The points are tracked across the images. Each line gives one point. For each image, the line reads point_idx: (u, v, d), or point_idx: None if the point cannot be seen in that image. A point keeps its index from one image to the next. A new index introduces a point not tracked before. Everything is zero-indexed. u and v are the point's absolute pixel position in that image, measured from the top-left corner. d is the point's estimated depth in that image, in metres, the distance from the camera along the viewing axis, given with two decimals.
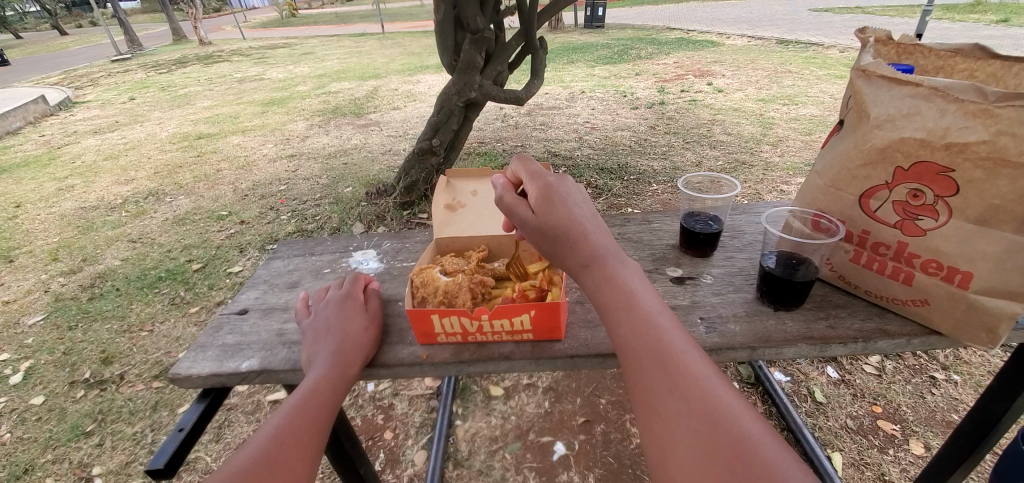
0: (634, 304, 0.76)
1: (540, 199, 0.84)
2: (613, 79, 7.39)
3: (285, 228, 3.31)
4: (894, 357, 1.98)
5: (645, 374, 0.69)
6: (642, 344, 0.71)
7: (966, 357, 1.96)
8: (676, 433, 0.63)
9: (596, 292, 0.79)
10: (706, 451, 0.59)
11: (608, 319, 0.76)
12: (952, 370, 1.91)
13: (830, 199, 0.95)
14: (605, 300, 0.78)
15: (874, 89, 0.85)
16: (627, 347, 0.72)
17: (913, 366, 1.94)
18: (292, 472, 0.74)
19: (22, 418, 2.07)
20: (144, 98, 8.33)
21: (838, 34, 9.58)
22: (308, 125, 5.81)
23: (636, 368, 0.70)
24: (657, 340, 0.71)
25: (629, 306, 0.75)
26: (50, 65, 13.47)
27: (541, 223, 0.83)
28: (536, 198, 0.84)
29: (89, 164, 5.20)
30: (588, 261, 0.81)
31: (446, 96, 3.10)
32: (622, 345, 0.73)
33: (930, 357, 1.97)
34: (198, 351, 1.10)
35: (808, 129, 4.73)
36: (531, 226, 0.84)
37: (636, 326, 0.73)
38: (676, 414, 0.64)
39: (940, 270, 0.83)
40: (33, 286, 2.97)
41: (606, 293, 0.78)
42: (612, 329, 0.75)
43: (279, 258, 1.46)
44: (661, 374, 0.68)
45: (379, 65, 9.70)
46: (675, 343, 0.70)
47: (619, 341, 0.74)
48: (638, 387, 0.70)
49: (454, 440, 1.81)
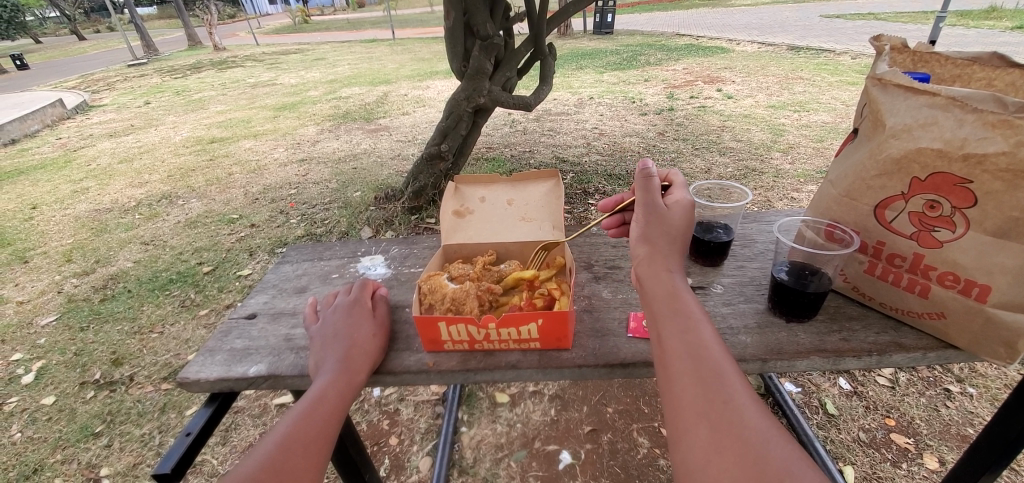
0: (689, 317, 0.77)
1: (680, 204, 0.90)
2: (622, 85, 7.38)
3: (295, 232, 3.33)
4: (908, 368, 1.94)
5: (680, 376, 0.71)
6: (684, 348, 0.73)
7: (982, 370, 1.92)
8: (713, 449, 0.63)
9: (651, 292, 0.82)
10: (737, 460, 0.60)
11: (661, 326, 0.77)
12: (967, 383, 1.86)
13: (844, 208, 0.93)
14: (659, 301, 0.80)
15: (890, 98, 0.83)
16: (668, 348, 0.74)
17: (927, 378, 1.90)
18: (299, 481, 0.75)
19: (34, 417, 2.10)
20: (159, 103, 8.49)
21: (850, 40, 9.50)
22: (319, 130, 5.88)
23: (673, 368, 0.72)
24: (706, 355, 0.72)
25: (680, 312, 0.78)
26: (68, 70, 13.78)
27: (665, 216, 0.87)
28: (683, 203, 0.89)
29: (104, 167, 5.30)
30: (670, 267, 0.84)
31: (454, 102, 3.11)
32: (664, 344, 0.75)
33: (946, 369, 1.93)
34: (206, 356, 1.11)
35: (819, 136, 4.68)
36: (655, 212, 0.87)
37: (687, 339, 0.74)
38: (703, 418, 0.66)
39: (956, 283, 0.81)
40: (47, 287, 3.03)
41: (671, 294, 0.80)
42: (657, 329, 0.78)
43: (288, 262, 1.47)
44: (698, 379, 0.69)
45: (389, 70, 9.79)
46: (717, 354, 0.72)
47: (660, 341, 0.76)
48: (676, 392, 0.70)
49: (460, 447, 1.80)
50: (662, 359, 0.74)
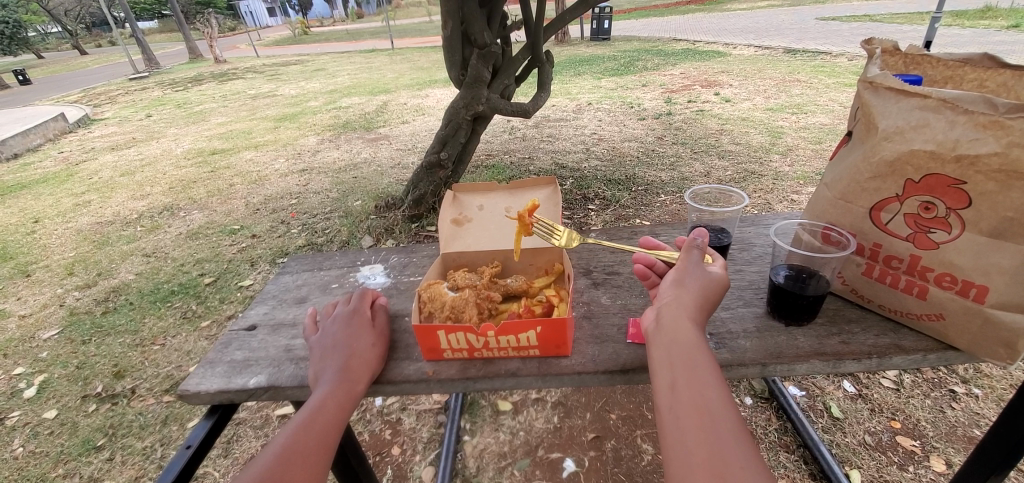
0: (703, 371, 0.77)
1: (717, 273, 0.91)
2: (620, 90, 7.43)
3: (296, 242, 3.35)
4: (913, 370, 1.93)
5: (689, 431, 0.71)
6: (693, 401, 0.74)
7: (987, 371, 1.91)
8: None
9: (667, 336, 0.82)
10: None
11: (674, 377, 0.77)
12: (973, 384, 1.85)
13: (840, 211, 0.93)
14: (673, 346, 0.80)
15: (881, 101, 0.84)
16: (677, 396, 0.75)
17: (932, 379, 1.88)
18: None
19: (36, 431, 2.10)
20: (160, 115, 8.55)
21: (846, 42, 9.57)
22: (319, 140, 5.92)
23: (682, 423, 0.72)
24: (715, 413, 0.72)
25: (693, 362, 0.78)
26: (69, 84, 13.88)
27: (705, 272, 0.90)
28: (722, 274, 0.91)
29: (105, 180, 5.33)
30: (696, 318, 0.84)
31: (453, 110, 3.12)
32: (673, 392, 0.76)
33: (951, 370, 1.92)
34: (206, 367, 1.11)
35: (817, 138, 4.69)
36: (693, 268, 0.90)
37: (696, 395, 0.74)
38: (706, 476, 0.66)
39: (954, 283, 0.81)
40: (49, 300, 3.03)
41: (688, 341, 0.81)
42: (668, 378, 0.78)
43: (288, 273, 1.47)
44: (700, 434, 0.70)
45: (388, 80, 9.87)
46: (723, 412, 0.72)
47: (670, 388, 0.76)
48: (680, 447, 0.70)
49: (462, 456, 1.79)
50: (668, 407, 0.75)
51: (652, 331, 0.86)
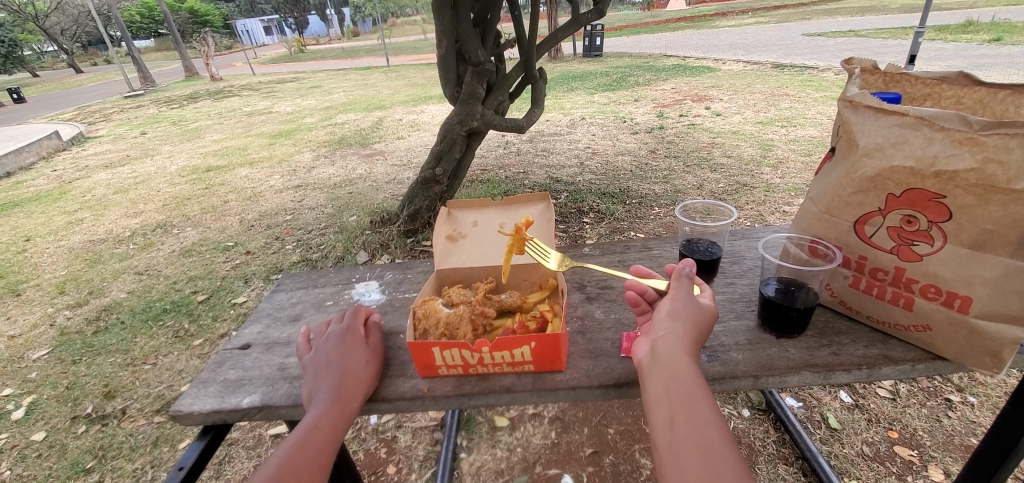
0: (701, 408, 0.78)
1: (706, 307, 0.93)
2: (612, 105, 7.55)
3: (290, 258, 3.34)
4: (908, 379, 1.94)
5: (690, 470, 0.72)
6: (693, 438, 0.75)
7: (982, 379, 1.92)
8: None
9: (665, 371, 0.83)
10: None
11: (673, 413, 0.78)
12: (968, 392, 1.86)
13: (826, 225, 0.95)
14: (671, 382, 0.81)
15: (861, 119, 0.87)
16: (676, 434, 0.76)
17: (927, 388, 1.90)
18: None
19: (23, 454, 2.05)
20: (155, 133, 8.58)
21: (832, 57, 9.81)
22: (314, 156, 5.94)
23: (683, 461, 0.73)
24: (713, 450, 0.73)
25: (691, 398, 0.79)
26: (64, 103, 13.91)
27: (696, 305, 0.91)
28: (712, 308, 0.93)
29: (99, 197, 5.31)
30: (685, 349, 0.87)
31: (448, 125, 3.15)
32: (672, 429, 0.77)
33: (945, 379, 1.93)
34: (199, 387, 1.10)
35: (807, 150, 4.78)
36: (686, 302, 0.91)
37: (696, 432, 0.75)
38: None
39: (938, 295, 0.83)
40: (39, 320, 3.00)
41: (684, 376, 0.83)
42: (668, 414, 0.78)
43: (283, 290, 1.47)
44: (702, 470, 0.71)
45: (384, 96, 9.98)
46: (720, 447, 0.74)
47: (670, 424, 0.77)
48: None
49: (459, 474, 1.76)
50: (667, 445, 0.76)
51: (648, 365, 0.86)
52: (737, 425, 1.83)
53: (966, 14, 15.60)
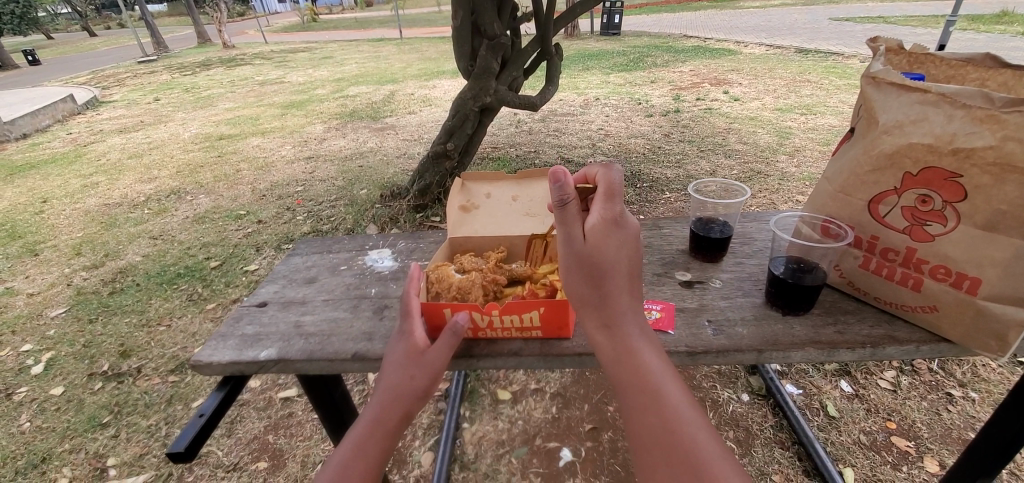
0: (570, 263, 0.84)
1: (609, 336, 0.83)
2: (628, 86, 7.39)
3: (301, 229, 3.38)
4: (910, 372, 1.99)
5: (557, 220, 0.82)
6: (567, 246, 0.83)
7: (985, 374, 1.95)
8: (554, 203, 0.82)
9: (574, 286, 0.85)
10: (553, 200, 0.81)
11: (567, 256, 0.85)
12: (970, 387, 1.90)
13: (840, 204, 0.98)
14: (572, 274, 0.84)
15: (883, 96, 0.90)
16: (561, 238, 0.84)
17: (929, 382, 1.94)
18: None
19: (42, 407, 2.14)
20: (168, 99, 8.57)
21: (859, 44, 9.46)
22: (326, 128, 5.93)
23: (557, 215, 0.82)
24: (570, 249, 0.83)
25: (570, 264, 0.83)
26: (78, 66, 13.92)
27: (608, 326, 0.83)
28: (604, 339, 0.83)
29: (114, 162, 5.38)
30: (618, 206, 0.84)
31: (461, 100, 3.11)
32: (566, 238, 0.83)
33: (948, 373, 1.97)
34: (218, 340, 1.14)
35: (826, 140, 4.66)
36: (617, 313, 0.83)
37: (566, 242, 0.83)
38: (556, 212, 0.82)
39: (948, 276, 0.85)
40: (57, 279, 3.10)
41: (617, 259, 0.82)
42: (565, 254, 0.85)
43: (298, 254, 1.51)
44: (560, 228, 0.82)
45: (396, 69, 9.84)
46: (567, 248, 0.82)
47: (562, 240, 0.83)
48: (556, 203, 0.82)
49: (461, 442, 1.87)
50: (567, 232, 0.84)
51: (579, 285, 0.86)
52: (737, 409, 1.89)
53: (1000, 2, 14.91)
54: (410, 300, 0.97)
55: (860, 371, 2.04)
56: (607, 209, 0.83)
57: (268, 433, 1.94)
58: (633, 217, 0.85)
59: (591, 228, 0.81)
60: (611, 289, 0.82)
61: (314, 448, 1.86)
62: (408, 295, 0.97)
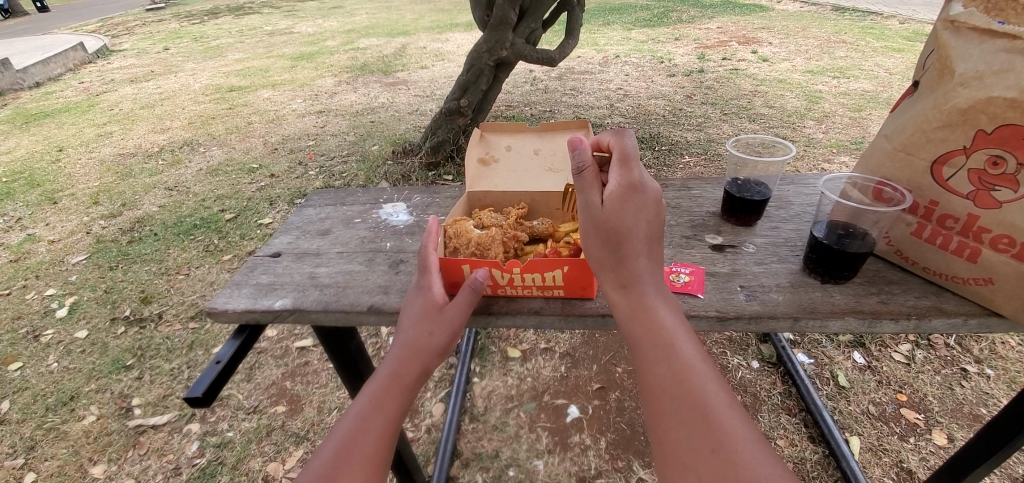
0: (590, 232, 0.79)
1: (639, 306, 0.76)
2: (651, 43, 6.99)
3: (314, 184, 3.34)
4: (926, 346, 1.93)
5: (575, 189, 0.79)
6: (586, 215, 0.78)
7: (1004, 352, 1.89)
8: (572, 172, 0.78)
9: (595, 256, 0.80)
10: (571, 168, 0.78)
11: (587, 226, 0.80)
12: (986, 364, 1.85)
13: (898, 165, 0.90)
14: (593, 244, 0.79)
15: (963, 42, 0.79)
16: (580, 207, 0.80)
17: (944, 357, 1.89)
18: (354, 454, 0.78)
19: (69, 349, 2.20)
20: (177, 48, 8.38)
21: (901, 2, 8.77)
22: (337, 81, 5.75)
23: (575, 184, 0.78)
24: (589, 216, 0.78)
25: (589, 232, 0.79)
26: (86, 12, 13.59)
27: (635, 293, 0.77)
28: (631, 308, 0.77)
29: (126, 112, 5.33)
30: (636, 172, 0.78)
31: (476, 53, 2.97)
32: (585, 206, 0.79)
33: (965, 349, 1.92)
34: (234, 288, 1.12)
35: (858, 105, 4.40)
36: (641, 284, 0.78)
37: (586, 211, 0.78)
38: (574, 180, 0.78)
39: (1011, 247, 0.78)
40: (76, 227, 3.13)
41: (638, 224, 0.76)
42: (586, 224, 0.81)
43: (312, 206, 1.47)
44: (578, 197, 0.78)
45: (408, 21, 9.43)
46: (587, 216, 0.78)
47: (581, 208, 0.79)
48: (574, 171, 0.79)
49: (471, 396, 1.89)
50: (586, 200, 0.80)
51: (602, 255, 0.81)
52: (745, 375, 1.88)
53: None
54: (428, 254, 0.93)
55: (874, 343, 2.00)
56: (625, 175, 0.78)
57: (285, 379, 1.98)
58: (653, 182, 0.79)
59: (609, 194, 0.76)
60: (630, 253, 0.77)
61: (329, 395, 1.90)
62: (427, 249, 0.93)
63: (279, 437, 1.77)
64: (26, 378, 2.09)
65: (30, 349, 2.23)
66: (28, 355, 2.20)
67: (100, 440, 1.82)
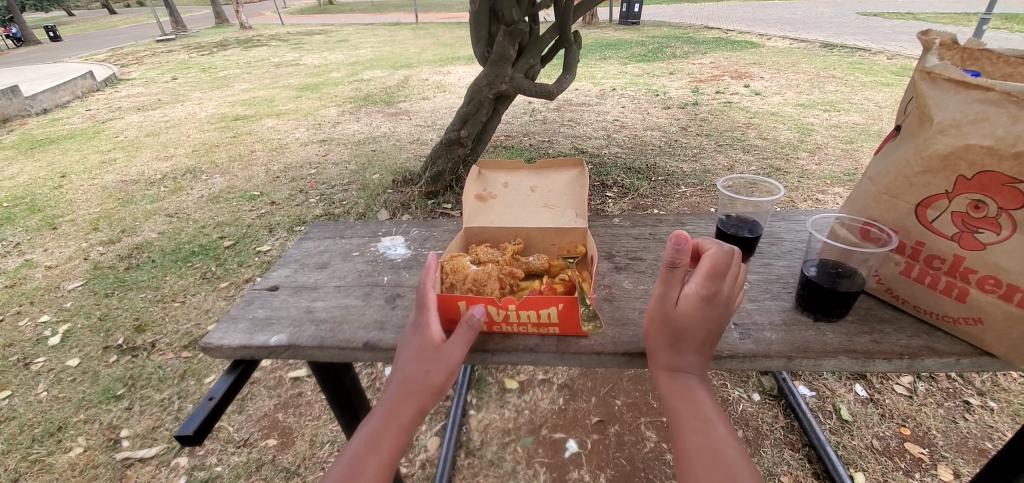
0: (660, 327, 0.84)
1: (684, 395, 0.83)
2: (646, 77, 7.22)
3: (314, 211, 3.37)
4: (927, 378, 1.92)
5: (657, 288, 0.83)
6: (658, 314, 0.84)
7: (1006, 384, 1.88)
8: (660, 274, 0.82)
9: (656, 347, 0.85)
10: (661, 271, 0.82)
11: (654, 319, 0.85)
12: (989, 397, 1.83)
13: (883, 206, 0.92)
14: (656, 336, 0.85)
15: (939, 93, 0.83)
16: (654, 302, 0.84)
17: (947, 389, 1.87)
18: None
19: (59, 377, 2.17)
20: (185, 79, 8.61)
21: (887, 40, 9.12)
22: (340, 111, 5.90)
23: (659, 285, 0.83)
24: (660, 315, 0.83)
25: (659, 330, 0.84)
26: (97, 43, 14.01)
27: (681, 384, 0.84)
28: (674, 398, 0.83)
29: (131, 139, 5.43)
30: (719, 284, 0.82)
31: (476, 87, 3.06)
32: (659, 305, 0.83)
33: (967, 381, 1.90)
34: (229, 323, 1.12)
35: (849, 137, 4.51)
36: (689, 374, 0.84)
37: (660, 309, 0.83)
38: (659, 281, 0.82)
39: (997, 287, 0.79)
40: (74, 253, 3.13)
41: (702, 326, 0.83)
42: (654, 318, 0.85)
43: (311, 238, 1.48)
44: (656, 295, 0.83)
45: (411, 54, 9.75)
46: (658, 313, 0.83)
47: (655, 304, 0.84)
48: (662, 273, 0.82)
49: (467, 429, 1.85)
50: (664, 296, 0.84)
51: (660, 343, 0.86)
52: (746, 408, 1.85)
53: None
54: (427, 291, 0.94)
55: (875, 375, 1.98)
56: (709, 285, 0.82)
57: (277, 411, 1.94)
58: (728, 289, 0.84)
59: (687, 302, 0.81)
60: (686, 348, 0.84)
61: (323, 427, 1.86)
62: (425, 287, 0.94)
63: (270, 471, 1.72)
64: (13, 408, 2.05)
65: (19, 377, 2.19)
66: (17, 384, 2.16)
67: (85, 474, 1.76)
